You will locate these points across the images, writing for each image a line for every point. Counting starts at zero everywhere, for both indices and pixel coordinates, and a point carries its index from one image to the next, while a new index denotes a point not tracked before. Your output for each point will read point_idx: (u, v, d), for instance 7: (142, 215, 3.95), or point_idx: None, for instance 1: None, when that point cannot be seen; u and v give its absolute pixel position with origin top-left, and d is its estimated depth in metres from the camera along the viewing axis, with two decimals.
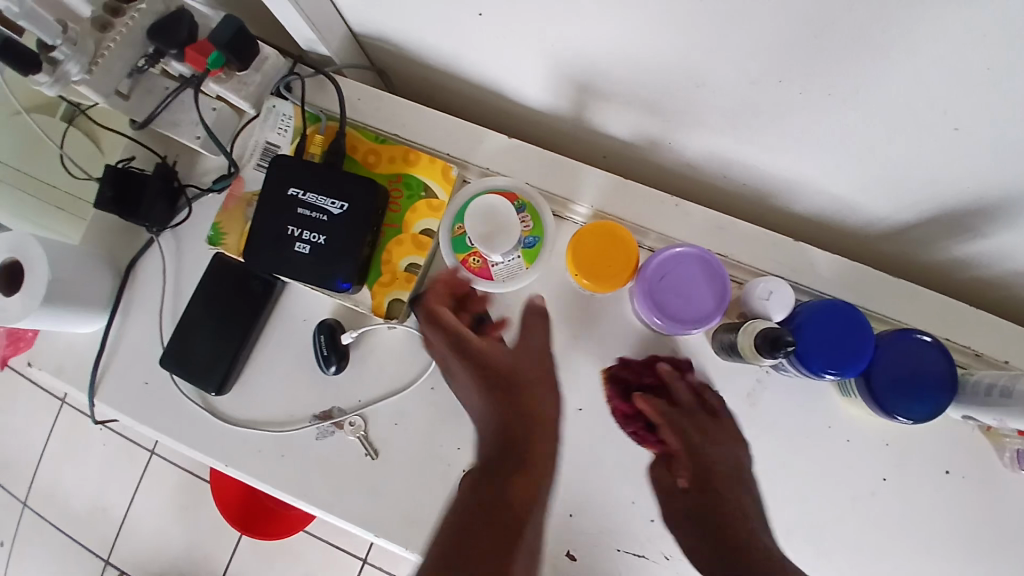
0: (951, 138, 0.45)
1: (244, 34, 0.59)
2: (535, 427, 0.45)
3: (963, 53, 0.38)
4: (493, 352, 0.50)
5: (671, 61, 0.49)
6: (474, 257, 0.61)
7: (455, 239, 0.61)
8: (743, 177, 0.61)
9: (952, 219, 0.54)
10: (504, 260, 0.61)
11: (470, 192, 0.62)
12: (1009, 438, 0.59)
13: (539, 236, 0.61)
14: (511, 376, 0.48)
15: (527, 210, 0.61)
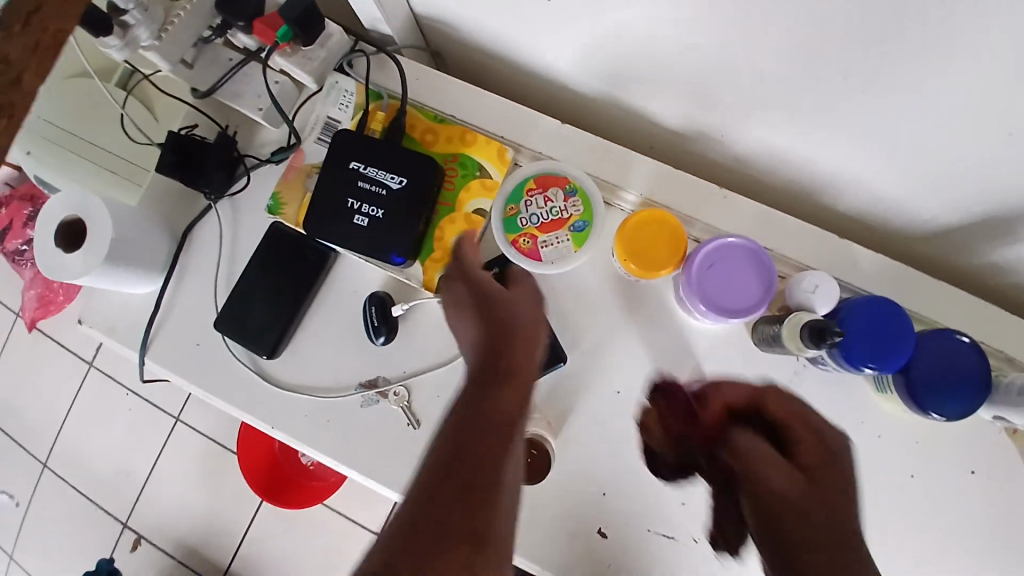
0: (1006, 143, 0.46)
1: (314, 11, 0.61)
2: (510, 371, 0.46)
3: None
4: (515, 336, 0.48)
5: (735, 56, 0.50)
6: (525, 239, 0.63)
7: (507, 220, 0.63)
8: (791, 173, 0.63)
9: (996, 223, 0.55)
10: (554, 243, 0.63)
11: (521, 174, 0.64)
12: None
13: (589, 221, 0.63)
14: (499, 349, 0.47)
15: (578, 194, 0.63)
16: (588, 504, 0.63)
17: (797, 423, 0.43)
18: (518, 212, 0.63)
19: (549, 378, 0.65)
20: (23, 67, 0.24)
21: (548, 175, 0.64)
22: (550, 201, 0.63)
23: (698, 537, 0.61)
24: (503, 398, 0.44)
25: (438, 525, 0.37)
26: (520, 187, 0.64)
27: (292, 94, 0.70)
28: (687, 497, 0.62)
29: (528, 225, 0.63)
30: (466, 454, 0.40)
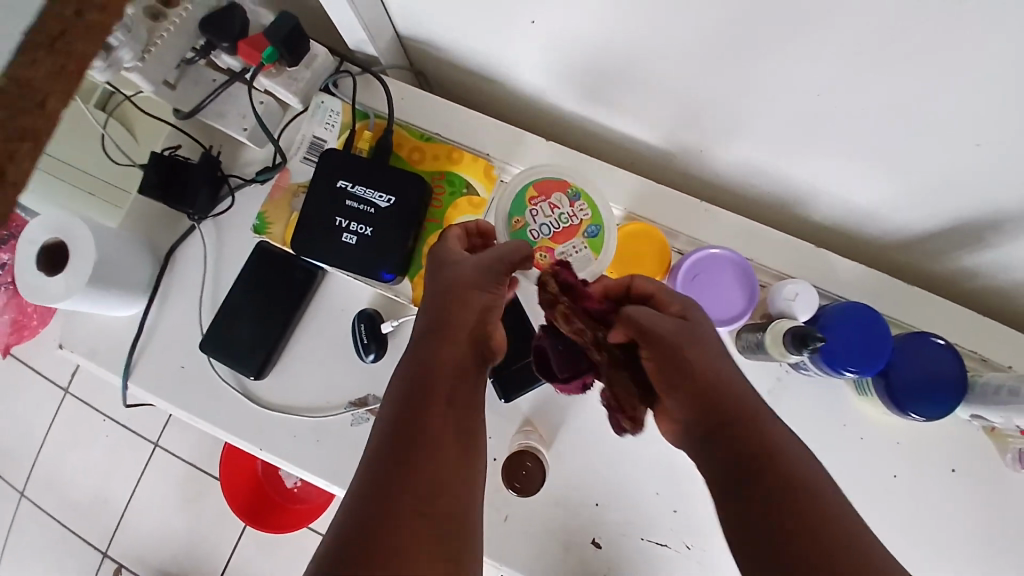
0: (970, 157, 0.49)
1: (299, 31, 0.61)
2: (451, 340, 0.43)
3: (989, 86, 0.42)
4: (469, 309, 0.44)
5: (713, 75, 0.52)
6: (540, 253, 0.60)
7: (515, 234, 0.61)
8: (768, 185, 0.65)
9: (964, 231, 0.58)
10: (571, 252, 0.61)
11: (520, 185, 0.62)
12: (1012, 438, 0.62)
13: (600, 224, 0.61)
14: (448, 322, 0.44)
15: (583, 197, 0.62)
16: (581, 517, 0.63)
17: (668, 303, 0.48)
18: (525, 224, 0.61)
19: (539, 390, 0.65)
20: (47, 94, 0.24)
21: (549, 182, 0.62)
22: (556, 208, 0.61)
23: (691, 544, 0.62)
24: (447, 352, 0.42)
25: (417, 434, 0.38)
26: (522, 197, 0.61)
27: (276, 114, 0.70)
28: (678, 504, 0.63)
29: (539, 236, 0.61)
30: (425, 382, 0.40)
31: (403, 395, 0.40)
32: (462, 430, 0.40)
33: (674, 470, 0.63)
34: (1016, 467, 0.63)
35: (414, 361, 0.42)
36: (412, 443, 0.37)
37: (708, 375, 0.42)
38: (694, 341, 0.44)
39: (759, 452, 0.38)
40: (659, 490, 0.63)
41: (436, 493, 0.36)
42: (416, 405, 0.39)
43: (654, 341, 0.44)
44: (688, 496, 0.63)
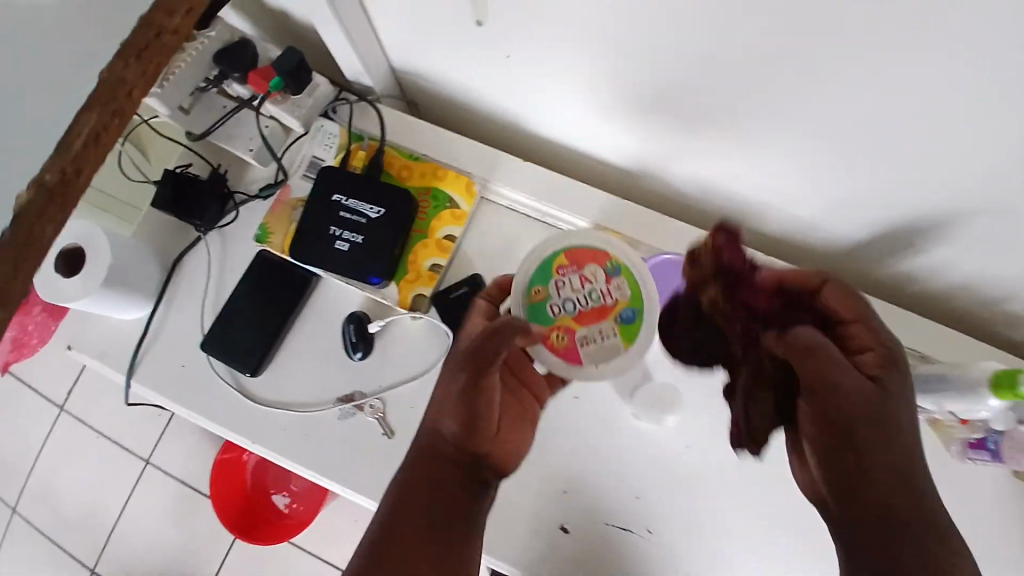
0: (884, 169, 0.56)
1: (303, 66, 0.69)
2: (440, 442, 0.48)
3: (878, 112, 0.49)
4: (455, 408, 0.47)
5: (661, 98, 0.60)
6: (558, 332, 0.54)
7: (534, 305, 0.55)
8: (722, 201, 0.72)
9: (893, 240, 0.65)
10: (600, 340, 0.54)
11: (548, 248, 0.57)
12: (954, 429, 0.68)
13: (638, 309, 0.55)
14: (442, 423, 0.48)
15: (622, 272, 0.56)
16: (551, 504, 0.68)
17: (869, 346, 0.47)
18: (547, 295, 0.56)
19: None
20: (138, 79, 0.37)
21: (584, 249, 0.57)
22: (588, 283, 0.56)
23: (653, 529, 0.67)
24: (436, 455, 0.47)
25: (398, 530, 0.44)
26: (549, 266, 0.57)
27: (280, 137, 0.77)
28: (641, 491, 0.68)
29: (561, 313, 0.55)
30: (415, 479, 0.46)
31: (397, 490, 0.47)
32: (444, 524, 0.45)
33: (637, 460, 0.69)
34: (962, 456, 0.71)
35: (414, 456, 0.48)
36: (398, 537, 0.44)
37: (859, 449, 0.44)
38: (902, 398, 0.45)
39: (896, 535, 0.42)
40: (622, 478, 0.68)
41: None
42: (407, 502, 0.46)
43: (829, 403, 0.45)
44: (650, 484, 0.68)
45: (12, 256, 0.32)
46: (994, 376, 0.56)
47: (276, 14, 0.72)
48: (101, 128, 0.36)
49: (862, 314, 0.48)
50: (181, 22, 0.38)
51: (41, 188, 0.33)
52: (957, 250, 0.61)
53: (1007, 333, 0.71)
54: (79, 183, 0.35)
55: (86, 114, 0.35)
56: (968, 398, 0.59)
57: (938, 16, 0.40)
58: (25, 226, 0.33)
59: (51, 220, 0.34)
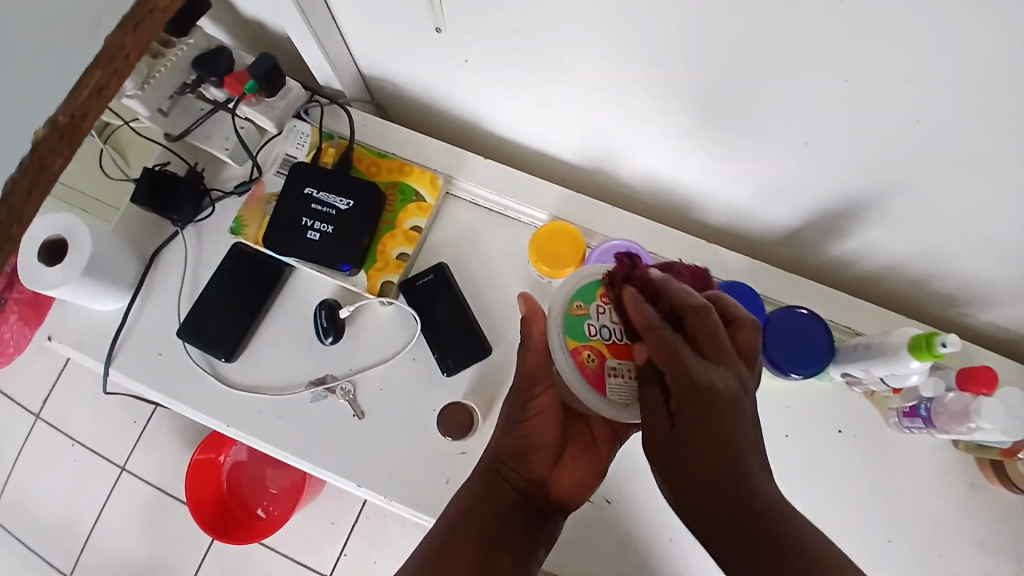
0: (803, 157, 0.62)
1: (276, 70, 0.74)
2: (513, 449, 0.63)
3: (790, 104, 0.56)
4: (523, 422, 0.63)
5: (604, 94, 0.65)
6: (588, 353, 0.55)
7: (573, 318, 0.56)
8: (670, 192, 0.78)
9: (820, 225, 0.71)
10: (624, 377, 0.54)
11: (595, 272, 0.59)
12: (890, 402, 0.72)
13: None
14: (511, 433, 0.63)
15: None
16: None
17: (676, 379, 0.49)
18: (587, 313, 0.56)
19: (477, 367, 0.74)
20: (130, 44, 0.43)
21: None
22: None
23: (612, 499, 0.71)
24: (508, 457, 0.63)
25: (474, 502, 0.61)
26: (593, 290, 0.58)
27: (255, 137, 0.82)
28: None
29: (596, 336, 0.55)
30: (493, 472, 0.63)
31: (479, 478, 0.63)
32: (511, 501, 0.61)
33: None
34: (899, 427, 0.72)
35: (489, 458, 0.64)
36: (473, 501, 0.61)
37: (673, 476, 0.49)
38: (703, 419, 0.47)
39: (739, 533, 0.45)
40: None
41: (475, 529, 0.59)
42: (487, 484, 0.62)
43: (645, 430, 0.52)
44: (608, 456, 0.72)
45: (27, 182, 0.38)
46: (914, 339, 0.60)
47: (250, 23, 0.77)
48: (102, 85, 0.42)
49: (667, 350, 0.49)
50: (168, 4, 0.45)
51: (54, 127, 0.40)
52: (876, 231, 0.67)
53: (932, 309, 0.77)
54: (83, 127, 0.42)
55: (91, 72, 0.41)
56: (890, 360, 0.62)
57: (845, 19, 0.45)
58: (39, 157, 0.39)
59: (60, 154, 0.40)
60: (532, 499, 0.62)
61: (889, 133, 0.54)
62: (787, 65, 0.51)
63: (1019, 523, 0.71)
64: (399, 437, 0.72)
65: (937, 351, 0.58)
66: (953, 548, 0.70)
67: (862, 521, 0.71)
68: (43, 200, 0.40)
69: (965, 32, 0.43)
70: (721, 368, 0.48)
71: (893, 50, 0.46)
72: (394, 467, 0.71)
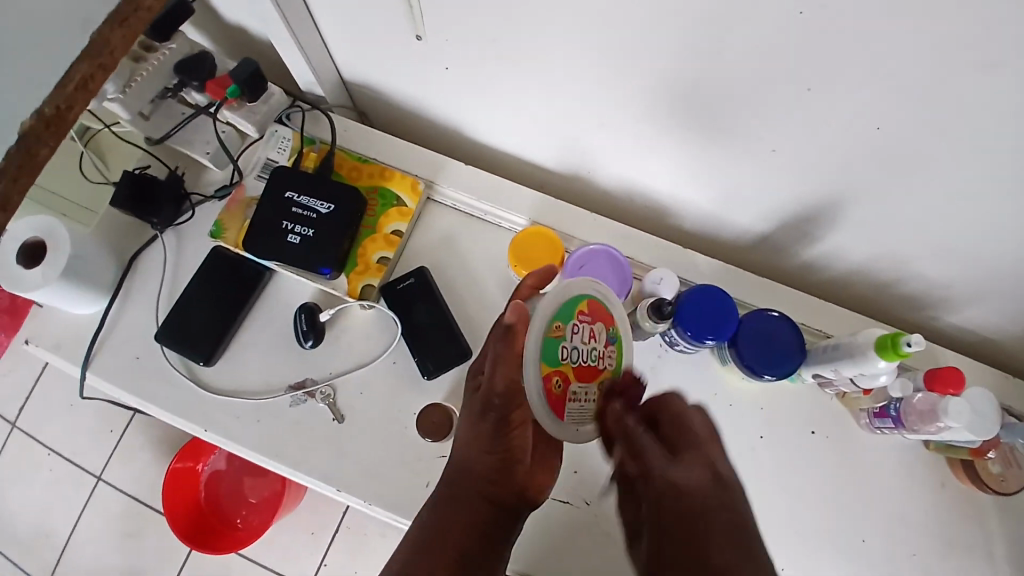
0: (774, 165, 0.63)
1: (258, 75, 0.75)
2: (481, 456, 0.58)
3: (761, 114, 0.58)
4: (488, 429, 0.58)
5: (582, 101, 0.67)
6: (557, 379, 0.52)
7: (551, 339, 0.52)
8: (645, 198, 0.80)
9: (791, 231, 0.73)
10: (581, 402, 0.53)
11: (576, 287, 0.55)
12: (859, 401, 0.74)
13: (619, 337, 0.58)
14: (478, 439, 0.58)
15: (617, 343, 0.57)
16: None
17: (653, 476, 0.49)
18: (564, 335, 0.53)
19: (457, 370, 0.75)
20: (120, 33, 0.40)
21: (598, 305, 0.57)
22: (594, 339, 0.55)
23: (590, 500, 0.71)
24: (476, 460, 0.58)
25: (440, 521, 0.56)
26: (572, 306, 0.54)
27: (237, 141, 0.82)
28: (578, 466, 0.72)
29: (567, 360, 0.52)
30: (461, 480, 0.58)
31: (447, 485, 0.59)
32: (481, 510, 0.57)
33: None
34: (871, 428, 0.74)
35: (453, 466, 0.60)
36: (438, 514, 0.57)
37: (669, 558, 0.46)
38: (684, 518, 0.46)
39: None
40: None
41: (441, 548, 0.54)
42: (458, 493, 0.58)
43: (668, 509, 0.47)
44: (586, 458, 0.72)
45: (13, 172, 0.36)
46: (879, 340, 0.61)
47: (234, 30, 0.77)
48: (89, 77, 0.39)
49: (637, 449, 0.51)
50: (156, 2, 0.41)
51: (39, 119, 0.37)
52: (844, 237, 0.70)
53: (899, 313, 0.79)
54: (69, 118, 0.38)
55: (76, 63, 0.38)
56: (858, 361, 0.64)
57: (811, 31, 0.47)
58: (24, 146, 0.36)
59: (46, 146, 0.37)
60: (509, 507, 0.58)
61: (853, 140, 0.56)
62: (758, 75, 0.53)
63: (984, 519, 0.73)
64: (378, 440, 0.73)
65: (903, 351, 0.59)
66: (923, 544, 0.72)
67: (835, 520, 0.72)
68: (29, 189, 0.37)
69: (923, 44, 0.45)
70: (691, 460, 0.49)
71: (854, 59, 0.48)
72: (373, 470, 0.72)
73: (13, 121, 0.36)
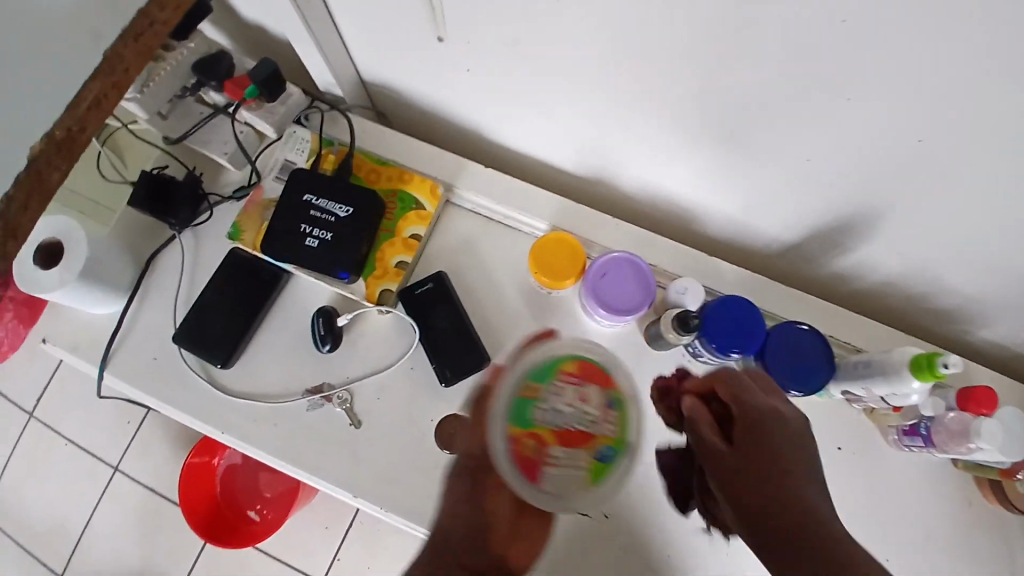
0: (806, 174, 0.61)
1: (276, 75, 0.74)
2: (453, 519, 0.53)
3: (793, 123, 0.56)
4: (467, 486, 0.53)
5: (607, 105, 0.65)
6: (531, 441, 0.52)
7: (523, 399, 0.54)
8: (669, 204, 0.78)
9: (821, 240, 0.71)
10: (562, 469, 0.52)
11: (556, 350, 0.56)
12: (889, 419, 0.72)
13: (621, 400, 0.55)
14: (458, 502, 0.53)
15: (617, 406, 0.54)
16: None
17: (743, 411, 0.46)
18: (538, 395, 0.54)
19: (476, 377, 0.74)
20: (129, 54, 0.42)
21: (588, 366, 0.56)
22: (582, 402, 0.54)
23: (609, 513, 0.70)
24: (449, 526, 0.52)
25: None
26: (552, 368, 0.55)
27: (254, 142, 0.81)
28: None
29: (542, 421, 0.53)
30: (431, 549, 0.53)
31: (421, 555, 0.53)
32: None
33: None
34: (899, 445, 0.72)
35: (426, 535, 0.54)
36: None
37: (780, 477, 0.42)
38: (767, 445, 0.44)
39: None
40: None
41: None
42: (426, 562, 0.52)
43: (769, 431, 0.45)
44: None
45: (23, 198, 0.37)
46: (914, 360, 0.60)
47: (253, 29, 0.76)
48: (101, 97, 0.41)
49: (734, 387, 0.48)
50: (170, 18, 0.44)
51: (50, 142, 0.38)
52: (876, 248, 0.68)
53: (930, 326, 0.77)
54: (80, 140, 0.40)
55: (88, 83, 0.40)
56: (891, 380, 0.62)
57: (850, 38, 0.45)
58: (35, 170, 0.38)
59: (57, 168, 0.39)
60: None
61: (889, 150, 0.54)
62: (793, 84, 0.51)
63: (1014, 540, 0.71)
64: (395, 446, 0.72)
65: (939, 372, 0.58)
66: (950, 564, 0.70)
67: (860, 536, 0.71)
68: (39, 216, 0.38)
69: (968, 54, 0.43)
70: (781, 400, 0.48)
71: (894, 69, 0.46)
72: (391, 477, 0.71)
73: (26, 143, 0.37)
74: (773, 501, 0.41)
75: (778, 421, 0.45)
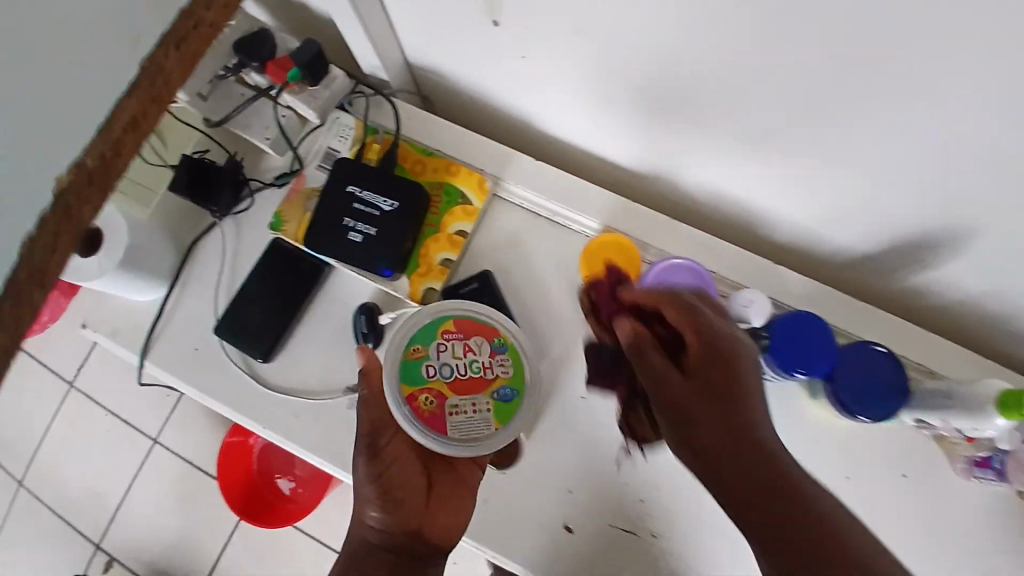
0: (895, 185, 0.56)
1: (320, 57, 0.71)
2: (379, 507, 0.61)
3: (891, 131, 0.50)
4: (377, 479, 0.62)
5: (675, 102, 0.59)
6: (427, 397, 0.62)
7: (412, 362, 0.63)
8: (732, 206, 0.73)
9: (900, 254, 0.65)
10: (462, 417, 0.62)
11: (437, 313, 0.65)
12: (959, 446, 0.67)
13: (509, 345, 0.65)
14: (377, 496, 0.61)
15: (504, 354, 0.65)
16: (555, 502, 0.68)
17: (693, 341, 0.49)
18: (424, 357, 0.63)
19: None
20: (173, 62, 0.35)
21: (474, 324, 0.65)
22: (470, 356, 0.64)
23: (657, 532, 0.67)
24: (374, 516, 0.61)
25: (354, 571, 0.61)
26: (433, 331, 0.65)
27: (296, 126, 0.77)
28: (644, 493, 0.68)
29: (434, 379, 0.63)
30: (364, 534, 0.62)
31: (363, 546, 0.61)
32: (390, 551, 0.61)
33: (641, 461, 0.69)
34: (967, 474, 0.68)
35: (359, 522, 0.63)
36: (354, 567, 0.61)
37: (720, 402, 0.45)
38: (719, 380, 0.46)
39: (792, 510, 0.39)
40: (626, 478, 0.68)
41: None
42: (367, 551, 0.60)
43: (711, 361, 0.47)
44: (653, 484, 0.68)
45: (48, 241, 0.31)
46: (1004, 398, 0.55)
47: (296, 7, 0.72)
48: (140, 115, 0.34)
49: (681, 316, 0.52)
50: (219, 15, 0.36)
51: (82, 172, 0.32)
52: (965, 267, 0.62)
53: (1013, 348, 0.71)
54: (117, 168, 0.33)
55: (125, 100, 0.33)
56: (975, 416, 0.57)
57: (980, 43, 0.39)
58: (64, 205, 0.31)
59: (88, 203, 0.33)
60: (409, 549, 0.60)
61: (1002, 167, 0.48)
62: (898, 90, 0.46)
63: None
64: None
65: None
66: None
67: (921, 568, 0.67)
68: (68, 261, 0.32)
69: None
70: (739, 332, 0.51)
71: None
72: None
73: (50, 175, 0.31)
74: (752, 458, 0.42)
75: (736, 356, 0.48)
